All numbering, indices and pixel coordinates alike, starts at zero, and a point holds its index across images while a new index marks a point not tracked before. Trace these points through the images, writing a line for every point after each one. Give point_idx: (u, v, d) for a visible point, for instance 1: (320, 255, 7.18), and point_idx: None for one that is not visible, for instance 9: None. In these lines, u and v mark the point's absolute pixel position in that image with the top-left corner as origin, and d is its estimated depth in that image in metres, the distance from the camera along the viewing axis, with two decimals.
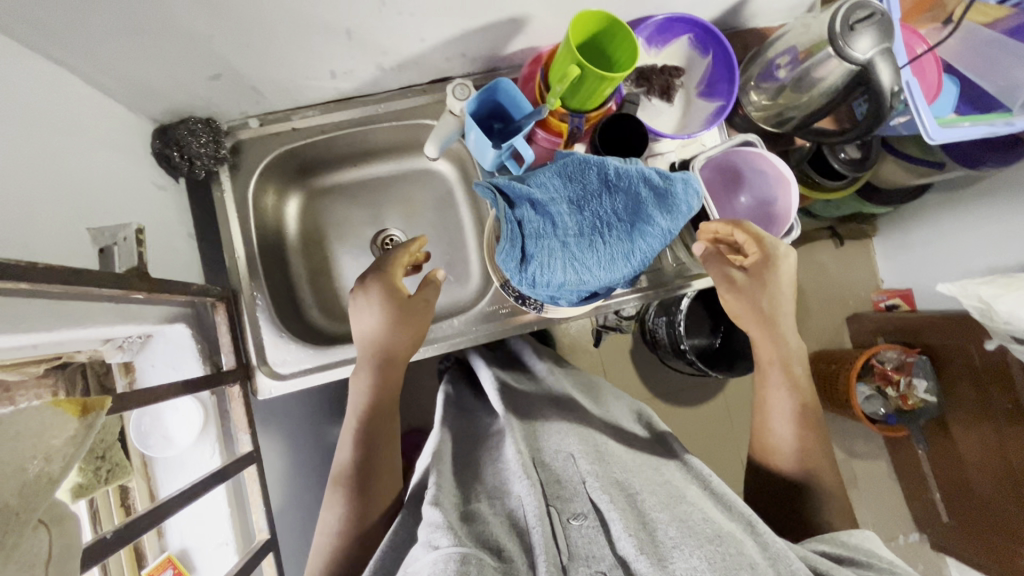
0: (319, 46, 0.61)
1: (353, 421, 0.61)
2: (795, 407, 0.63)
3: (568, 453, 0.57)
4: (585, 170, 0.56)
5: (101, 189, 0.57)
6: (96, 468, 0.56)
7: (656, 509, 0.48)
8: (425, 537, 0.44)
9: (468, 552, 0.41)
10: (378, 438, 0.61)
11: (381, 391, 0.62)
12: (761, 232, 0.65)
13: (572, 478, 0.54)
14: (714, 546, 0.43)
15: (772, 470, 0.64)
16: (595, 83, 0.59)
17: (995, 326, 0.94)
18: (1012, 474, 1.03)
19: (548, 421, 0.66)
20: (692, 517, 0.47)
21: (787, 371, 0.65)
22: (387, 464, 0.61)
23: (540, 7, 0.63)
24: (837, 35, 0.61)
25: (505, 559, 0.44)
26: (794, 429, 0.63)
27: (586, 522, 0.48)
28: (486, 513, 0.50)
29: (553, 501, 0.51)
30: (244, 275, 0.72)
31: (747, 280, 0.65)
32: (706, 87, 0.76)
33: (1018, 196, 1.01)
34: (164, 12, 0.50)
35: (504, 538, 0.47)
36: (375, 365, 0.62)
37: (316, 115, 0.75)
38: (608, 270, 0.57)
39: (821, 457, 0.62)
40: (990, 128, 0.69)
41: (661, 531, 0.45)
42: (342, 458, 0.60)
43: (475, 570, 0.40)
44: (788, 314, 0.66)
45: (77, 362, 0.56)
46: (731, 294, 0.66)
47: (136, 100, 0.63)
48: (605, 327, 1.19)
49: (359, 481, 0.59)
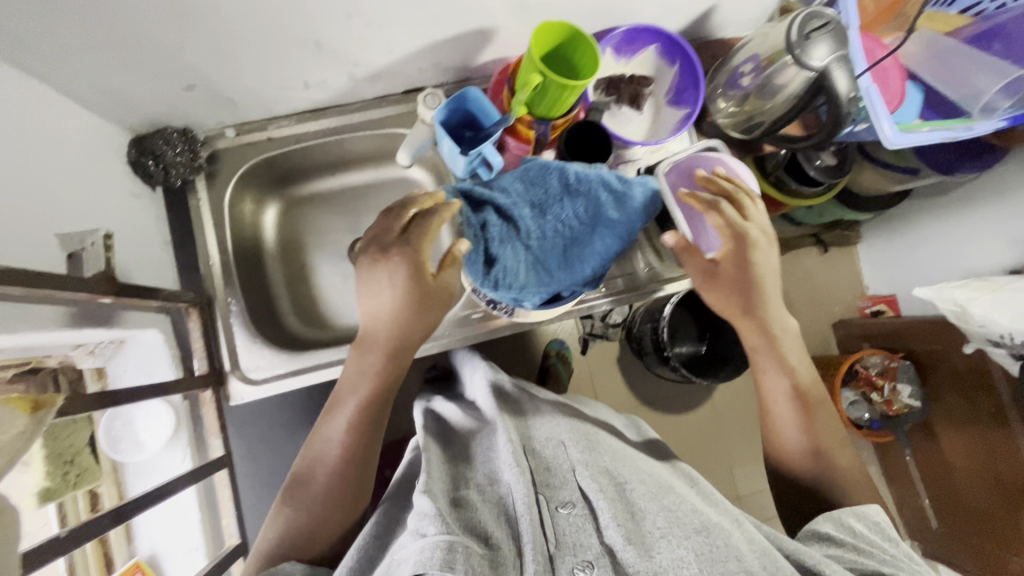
0: (290, 58, 0.63)
1: (353, 400, 0.60)
2: (790, 397, 0.64)
3: (557, 440, 0.61)
4: (547, 175, 0.58)
5: (74, 196, 0.58)
6: (64, 472, 0.57)
7: (644, 500, 0.51)
8: (414, 525, 0.47)
9: (455, 540, 0.44)
10: (374, 419, 0.60)
11: (384, 375, 0.60)
12: (733, 218, 0.64)
13: (561, 465, 0.57)
14: (701, 537, 0.45)
15: (788, 472, 0.64)
16: (557, 91, 0.61)
17: (970, 329, 0.95)
18: (996, 478, 1.03)
19: (541, 415, 0.68)
20: (679, 508, 0.50)
21: (783, 362, 0.65)
22: (372, 447, 0.61)
23: (507, 18, 0.65)
24: (794, 43, 0.63)
25: (492, 546, 0.47)
26: (800, 424, 0.63)
27: (575, 510, 0.51)
28: (477, 501, 0.53)
29: (542, 489, 0.54)
30: (219, 281, 0.73)
31: (723, 271, 0.65)
32: (674, 96, 0.78)
33: (991, 201, 1.02)
34: (133, 25, 0.52)
35: (492, 525, 0.50)
36: (384, 349, 0.60)
37: (291, 124, 0.77)
38: (568, 271, 0.60)
39: (832, 440, 0.63)
40: (949, 133, 0.72)
41: (648, 521, 0.48)
42: (334, 436, 0.59)
43: (460, 559, 0.43)
44: (775, 297, 0.66)
45: (48, 367, 0.57)
46: (709, 286, 0.66)
47: (112, 111, 0.64)
48: (592, 335, 1.22)
49: (348, 461, 0.58)
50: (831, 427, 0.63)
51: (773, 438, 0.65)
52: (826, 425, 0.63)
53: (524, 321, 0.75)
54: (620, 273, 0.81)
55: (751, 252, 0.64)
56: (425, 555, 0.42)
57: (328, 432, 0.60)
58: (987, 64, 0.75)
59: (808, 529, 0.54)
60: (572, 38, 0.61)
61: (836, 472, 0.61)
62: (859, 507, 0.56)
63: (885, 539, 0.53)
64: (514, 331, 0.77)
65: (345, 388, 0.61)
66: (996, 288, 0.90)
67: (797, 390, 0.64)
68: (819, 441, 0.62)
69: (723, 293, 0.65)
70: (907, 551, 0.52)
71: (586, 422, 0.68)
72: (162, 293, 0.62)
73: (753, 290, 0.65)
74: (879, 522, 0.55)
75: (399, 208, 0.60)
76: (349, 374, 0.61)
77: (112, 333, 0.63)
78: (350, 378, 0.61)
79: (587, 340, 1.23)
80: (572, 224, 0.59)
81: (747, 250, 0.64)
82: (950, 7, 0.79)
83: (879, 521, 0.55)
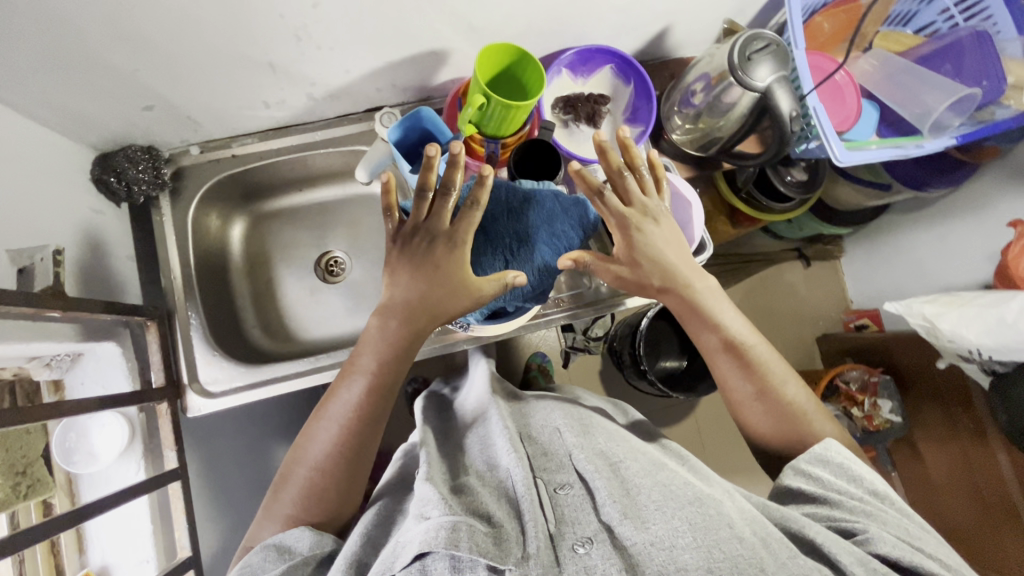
0: (245, 79, 0.65)
1: (371, 362, 0.61)
2: (736, 362, 0.63)
3: (553, 427, 0.61)
4: (497, 190, 0.65)
5: (32, 212, 0.60)
6: (14, 483, 0.57)
7: (639, 475, 0.51)
8: (417, 511, 0.48)
9: (458, 520, 0.45)
10: (388, 382, 0.61)
11: (402, 340, 0.61)
12: (619, 206, 0.62)
13: (558, 450, 0.57)
14: (694, 507, 0.46)
15: (755, 436, 0.64)
16: (503, 111, 0.62)
17: (942, 345, 0.90)
18: (979, 501, 0.99)
19: (535, 403, 0.70)
20: (675, 483, 0.50)
21: (719, 331, 0.64)
22: (384, 410, 0.62)
23: (458, 41, 0.67)
24: (737, 65, 0.65)
25: (494, 525, 0.46)
26: (747, 380, 0.63)
27: (573, 490, 0.51)
28: (476, 486, 0.53)
29: (539, 473, 0.54)
30: (180, 295, 0.75)
31: (626, 260, 0.63)
32: (630, 114, 0.79)
33: (954, 217, 1.03)
34: (87, 51, 0.54)
35: (493, 506, 0.49)
36: (405, 315, 0.60)
37: (255, 141, 0.79)
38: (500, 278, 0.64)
39: (785, 386, 0.63)
40: (898, 151, 0.73)
41: (643, 495, 0.48)
42: (350, 398, 0.60)
43: (464, 536, 0.43)
44: (692, 267, 0.65)
45: (3, 379, 0.58)
46: (627, 277, 0.64)
47: (75, 131, 0.67)
48: (573, 349, 1.18)
49: (358, 424, 0.60)
50: (782, 373, 0.63)
51: (732, 403, 0.65)
52: (777, 373, 0.63)
53: (481, 335, 0.77)
54: (580, 287, 0.82)
55: (641, 237, 0.62)
56: (428, 535, 0.43)
57: (342, 394, 0.61)
58: (937, 83, 0.76)
59: (779, 485, 0.56)
60: (518, 59, 0.63)
61: (799, 422, 0.61)
62: (816, 448, 0.56)
63: (852, 481, 0.54)
64: (473, 344, 0.78)
65: (364, 352, 0.62)
66: (963, 302, 0.87)
67: (731, 345, 0.64)
68: (772, 394, 0.62)
69: (624, 278, 0.64)
70: (873, 485, 0.53)
71: (580, 406, 0.68)
72: (117, 306, 0.64)
73: (655, 265, 0.63)
74: (843, 462, 0.55)
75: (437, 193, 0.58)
76: (366, 336, 0.62)
77: (67, 347, 0.63)
78: (368, 342, 0.62)
79: (569, 354, 1.21)
80: (512, 237, 0.63)
81: (633, 235, 0.62)
82: (906, 27, 0.82)
83: (843, 459, 0.55)
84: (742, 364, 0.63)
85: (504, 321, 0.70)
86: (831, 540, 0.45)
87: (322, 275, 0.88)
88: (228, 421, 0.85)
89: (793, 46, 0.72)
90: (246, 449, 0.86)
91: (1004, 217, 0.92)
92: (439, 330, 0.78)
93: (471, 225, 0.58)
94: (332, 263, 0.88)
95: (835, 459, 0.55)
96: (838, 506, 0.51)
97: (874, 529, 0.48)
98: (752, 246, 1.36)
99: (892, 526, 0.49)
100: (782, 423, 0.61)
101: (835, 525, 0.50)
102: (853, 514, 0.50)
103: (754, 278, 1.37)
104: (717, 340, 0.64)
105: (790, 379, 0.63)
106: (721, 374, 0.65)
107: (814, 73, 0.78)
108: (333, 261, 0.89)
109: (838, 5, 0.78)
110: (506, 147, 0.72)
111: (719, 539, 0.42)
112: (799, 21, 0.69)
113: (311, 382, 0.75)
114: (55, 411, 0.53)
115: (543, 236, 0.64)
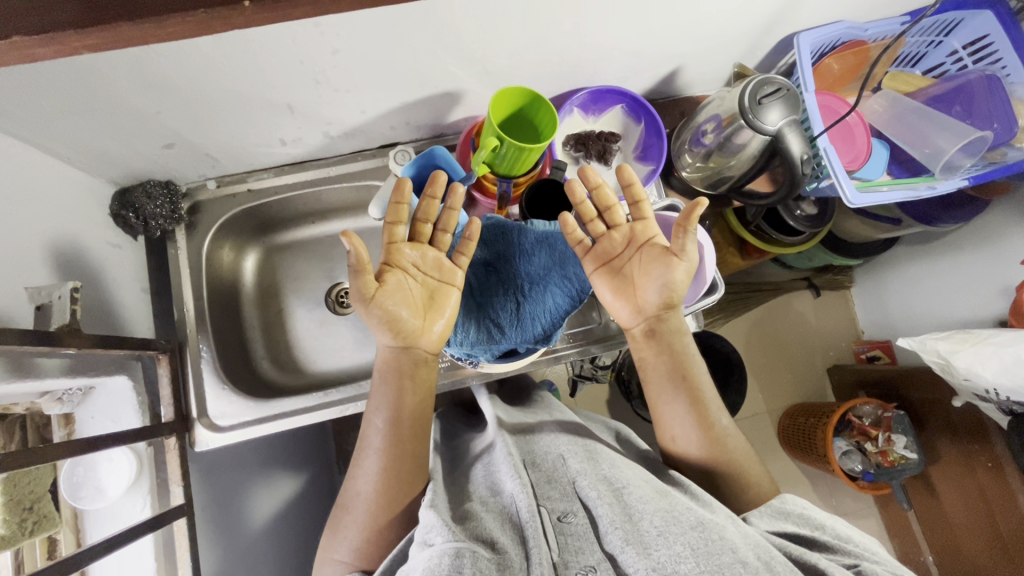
0: (264, 119, 0.66)
1: (387, 399, 0.60)
2: (682, 396, 0.61)
3: (558, 453, 0.60)
4: (506, 233, 0.68)
5: (51, 245, 0.61)
6: (21, 519, 0.55)
7: (642, 500, 0.49)
8: (421, 537, 0.47)
9: (461, 547, 0.44)
10: (408, 415, 0.60)
11: (409, 369, 0.61)
12: (638, 202, 0.64)
13: (562, 476, 0.56)
14: (696, 533, 0.44)
15: (683, 462, 0.62)
16: (517, 153, 0.63)
17: (958, 382, 0.88)
18: (1001, 542, 0.95)
19: (542, 428, 0.69)
20: (677, 509, 0.48)
21: (676, 358, 0.63)
22: (415, 445, 0.60)
23: (471, 82, 0.68)
24: (747, 108, 0.66)
25: (498, 551, 0.45)
26: (687, 411, 0.61)
27: (577, 519, 0.49)
28: (479, 511, 0.52)
29: (542, 499, 0.53)
30: (192, 327, 0.76)
31: (639, 234, 0.63)
32: (641, 152, 0.81)
33: (967, 252, 1.02)
34: (112, 96, 0.55)
35: (497, 532, 0.48)
36: (400, 340, 0.60)
37: (270, 176, 0.80)
38: (511, 323, 0.67)
39: (724, 427, 0.61)
40: (910, 192, 0.73)
41: (646, 522, 0.46)
42: (374, 439, 0.59)
43: (468, 564, 0.42)
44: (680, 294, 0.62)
45: (15, 414, 0.55)
46: (634, 257, 0.63)
47: (97, 167, 0.68)
48: (581, 377, 1.15)
49: (394, 463, 0.58)
50: (722, 415, 0.62)
51: (664, 431, 0.63)
52: (716, 411, 0.62)
53: (491, 370, 0.77)
54: (590, 322, 0.82)
55: (651, 224, 0.63)
56: (431, 562, 0.42)
57: (369, 438, 0.60)
58: (948, 125, 0.77)
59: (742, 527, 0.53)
60: (532, 102, 0.64)
61: (726, 458, 0.60)
62: (775, 502, 0.56)
63: (816, 529, 0.53)
64: (482, 380, 0.78)
65: (380, 390, 0.61)
66: (978, 340, 0.83)
67: (681, 376, 0.62)
68: (710, 430, 0.60)
69: (630, 247, 0.63)
70: (838, 531, 0.52)
71: (586, 435, 0.66)
72: (130, 341, 0.64)
73: (661, 261, 0.61)
74: (803, 511, 0.55)
75: (432, 249, 0.62)
76: (378, 375, 0.61)
77: (81, 380, 0.61)
78: (382, 381, 0.61)
79: (576, 383, 1.17)
80: (523, 279, 0.68)
81: (646, 221, 0.63)
82: (914, 68, 0.84)
83: (803, 510, 0.55)
84: (685, 397, 0.61)
85: (518, 358, 0.71)
86: (831, 564, 0.45)
87: (331, 307, 0.88)
88: (234, 451, 0.84)
89: (803, 88, 0.74)
90: (250, 479, 0.86)
91: (1016, 255, 0.91)
92: (446, 365, 0.78)
93: (384, 234, 0.60)
94: (342, 294, 0.89)
95: (793, 510, 0.54)
96: (814, 546, 0.50)
97: (866, 562, 0.47)
98: (760, 276, 1.36)
99: (877, 560, 0.48)
100: (709, 455, 0.60)
101: (830, 558, 0.48)
102: (834, 553, 0.49)
103: (762, 308, 1.37)
104: (663, 369, 0.63)
105: (729, 422, 0.62)
106: (663, 406, 0.63)
107: (825, 113, 0.79)
108: (342, 292, 0.89)
109: (849, 48, 0.76)
110: (518, 187, 0.73)
111: (722, 564, 0.41)
112: (808, 63, 0.71)
113: (319, 417, 0.77)
114: (68, 450, 0.52)
115: (555, 279, 0.68)
